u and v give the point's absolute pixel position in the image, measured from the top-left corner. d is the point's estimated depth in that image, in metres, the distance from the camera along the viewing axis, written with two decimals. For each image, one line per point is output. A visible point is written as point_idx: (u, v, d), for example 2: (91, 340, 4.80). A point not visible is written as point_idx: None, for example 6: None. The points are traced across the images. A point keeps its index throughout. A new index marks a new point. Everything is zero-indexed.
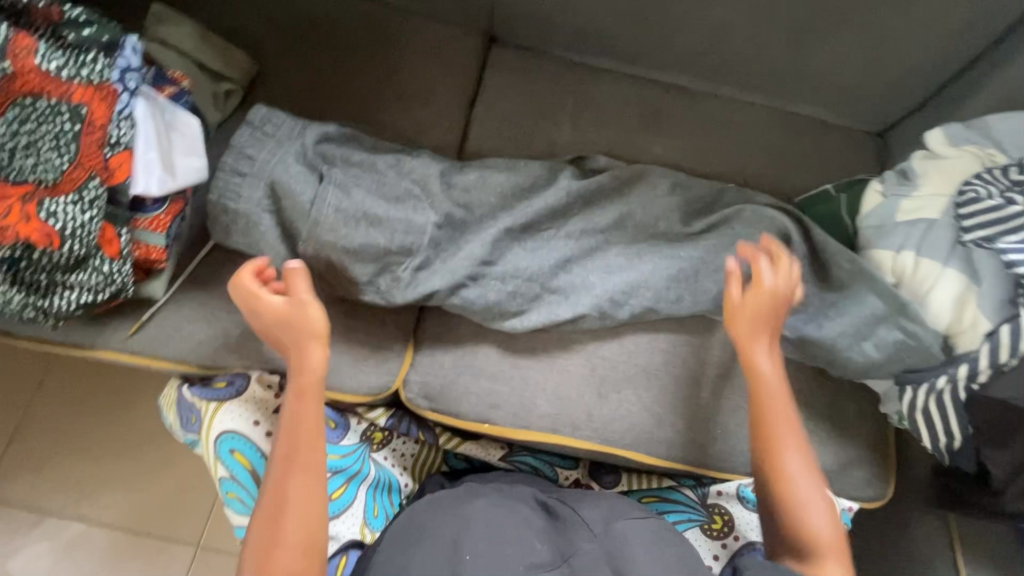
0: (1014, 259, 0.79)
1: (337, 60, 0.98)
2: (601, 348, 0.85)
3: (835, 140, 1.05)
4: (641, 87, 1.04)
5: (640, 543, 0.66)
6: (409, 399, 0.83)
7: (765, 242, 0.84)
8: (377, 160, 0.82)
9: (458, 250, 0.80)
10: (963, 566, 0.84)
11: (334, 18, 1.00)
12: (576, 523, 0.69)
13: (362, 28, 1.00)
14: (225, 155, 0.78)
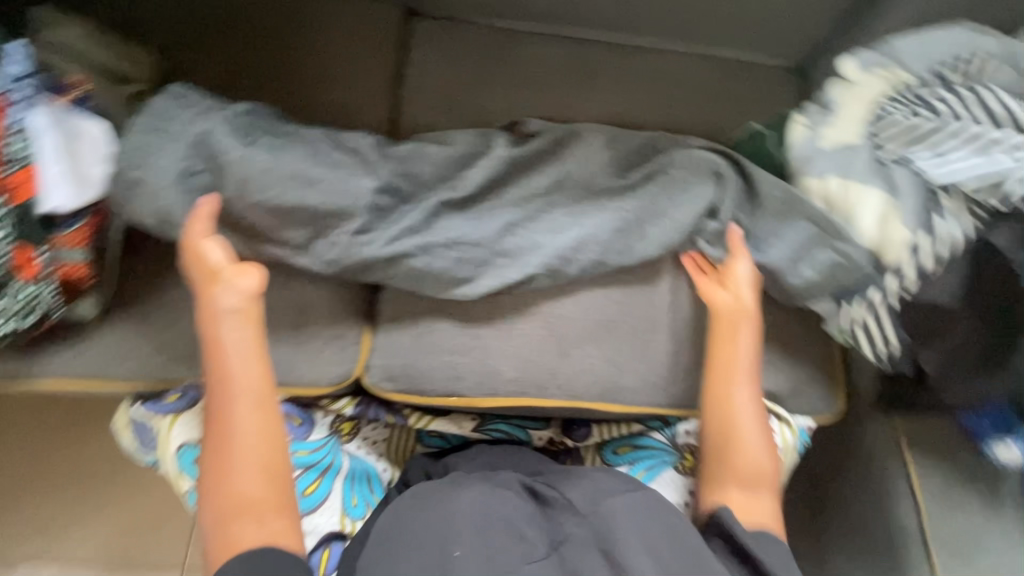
0: (927, 171, 0.83)
1: (250, 48, 0.94)
2: (558, 306, 0.86)
3: (759, 78, 1.08)
4: (568, 44, 1.04)
5: (632, 520, 0.67)
6: (372, 384, 0.83)
7: (702, 186, 0.87)
8: (303, 148, 0.79)
9: (401, 222, 0.79)
10: (911, 459, 0.92)
11: (241, 4, 0.95)
12: (562, 507, 0.71)
13: (273, 13, 0.96)
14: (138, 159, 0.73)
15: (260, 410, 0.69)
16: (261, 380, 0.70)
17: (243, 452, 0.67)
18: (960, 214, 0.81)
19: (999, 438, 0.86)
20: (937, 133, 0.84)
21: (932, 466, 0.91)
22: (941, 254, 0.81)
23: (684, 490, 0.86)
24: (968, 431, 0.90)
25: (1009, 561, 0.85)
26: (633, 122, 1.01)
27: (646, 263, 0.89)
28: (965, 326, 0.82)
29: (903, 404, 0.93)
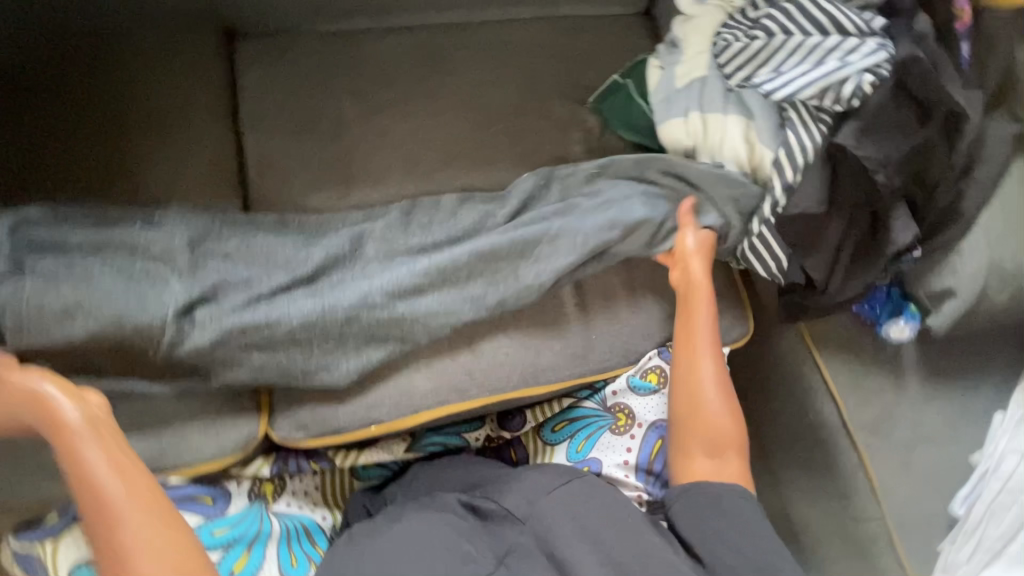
0: (769, 88, 0.86)
1: (55, 112, 0.84)
2: None
3: (607, 27, 1.08)
4: (408, 34, 0.99)
5: (570, 515, 0.68)
6: (283, 437, 0.78)
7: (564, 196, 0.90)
8: (154, 234, 0.77)
9: (258, 298, 0.75)
10: (820, 359, 0.98)
11: (34, 68, 0.85)
12: (501, 516, 0.71)
13: (73, 69, 0.86)
14: None
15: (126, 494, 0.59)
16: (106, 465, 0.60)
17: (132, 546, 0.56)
18: (807, 122, 0.86)
19: (893, 319, 0.94)
20: (771, 50, 0.87)
21: (839, 360, 0.97)
22: (799, 164, 0.85)
23: (621, 451, 0.87)
24: (863, 319, 0.98)
25: (915, 426, 0.94)
26: (493, 100, 0.98)
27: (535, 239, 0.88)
28: (836, 226, 0.87)
29: (800, 311, 0.96)
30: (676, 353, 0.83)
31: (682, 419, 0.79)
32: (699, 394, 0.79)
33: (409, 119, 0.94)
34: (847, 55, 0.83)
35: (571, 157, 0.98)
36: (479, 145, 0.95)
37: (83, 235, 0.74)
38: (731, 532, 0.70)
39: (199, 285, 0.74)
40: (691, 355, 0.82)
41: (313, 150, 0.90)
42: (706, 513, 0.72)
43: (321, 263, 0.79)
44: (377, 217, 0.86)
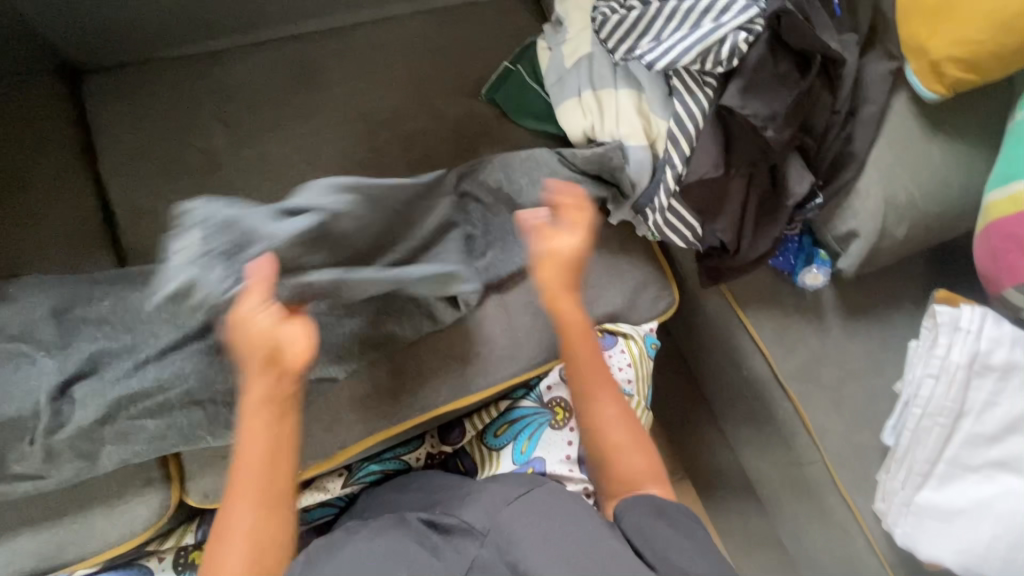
0: (651, 60, 0.83)
1: None
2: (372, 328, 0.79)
3: (490, 13, 1.04)
4: (280, 48, 0.93)
5: (532, 520, 0.65)
6: (199, 502, 0.71)
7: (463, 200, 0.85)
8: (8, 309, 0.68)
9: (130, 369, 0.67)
10: (747, 318, 0.99)
11: None
12: (461, 530, 0.67)
13: None
14: None
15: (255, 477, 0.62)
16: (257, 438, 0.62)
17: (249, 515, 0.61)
18: (693, 89, 0.86)
19: (806, 267, 0.96)
20: (648, 19, 0.85)
21: (766, 315, 0.98)
22: (691, 133, 0.86)
23: (563, 444, 0.86)
24: (780, 271, 0.99)
25: (843, 366, 0.96)
26: (380, 106, 0.94)
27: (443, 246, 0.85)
28: (738, 185, 0.87)
29: (722, 274, 0.96)
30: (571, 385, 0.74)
31: (596, 448, 0.73)
32: (604, 430, 0.72)
33: (293, 140, 0.88)
34: (720, 15, 0.82)
35: (470, 154, 0.95)
36: (373, 156, 0.91)
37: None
38: (685, 543, 0.63)
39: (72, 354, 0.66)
40: (583, 388, 0.73)
41: (189, 187, 0.83)
42: (656, 521, 0.65)
43: None
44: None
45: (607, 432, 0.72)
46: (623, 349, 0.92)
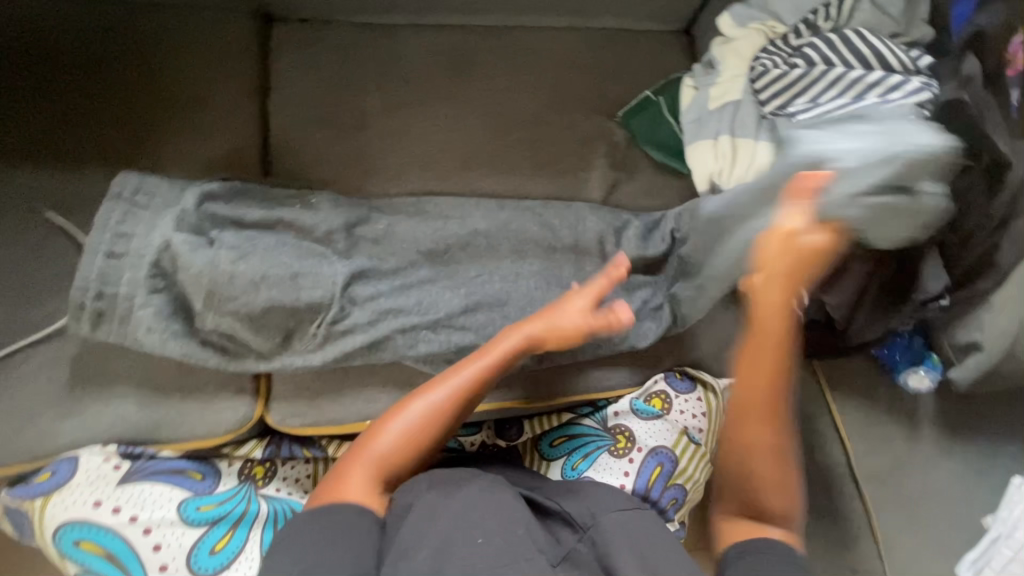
0: (802, 119, 0.84)
1: (90, 76, 0.81)
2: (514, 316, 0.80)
3: (643, 45, 1.06)
4: (443, 33, 0.99)
5: (641, 537, 0.63)
6: (277, 422, 0.76)
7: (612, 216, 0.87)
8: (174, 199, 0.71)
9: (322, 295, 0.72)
10: (833, 402, 0.95)
11: (67, 30, 0.82)
12: (558, 520, 0.66)
13: (102, 35, 0.83)
14: (92, 236, 0.68)
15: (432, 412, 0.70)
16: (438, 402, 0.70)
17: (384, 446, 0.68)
18: None
19: (910, 367, 0.91)
20: (810, 79, 0.85)
21: (852, 403, 0.94)
22: None
23: (618, 474, 0.84)
24: (880, 362, 0.94)
25: (925, 480, 0.90)
26: (521, 107, 0.98)
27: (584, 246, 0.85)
28: (862, 267, 0.82)
29: (815, 348, 0.93)
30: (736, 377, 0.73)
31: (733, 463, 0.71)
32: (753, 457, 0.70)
33: (435, 118, 0.94)
34: (887, 92, 0.80)
35: (595, 169, 0.97)
36: (504, 150, 0.95)
37: (131, 197, 0.70)
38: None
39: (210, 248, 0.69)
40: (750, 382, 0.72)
41: (337, 140, 0.90)
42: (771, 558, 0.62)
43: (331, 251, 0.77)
44: (426, 212, 0.85)
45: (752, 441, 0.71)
46: (699, 398, 0.89)
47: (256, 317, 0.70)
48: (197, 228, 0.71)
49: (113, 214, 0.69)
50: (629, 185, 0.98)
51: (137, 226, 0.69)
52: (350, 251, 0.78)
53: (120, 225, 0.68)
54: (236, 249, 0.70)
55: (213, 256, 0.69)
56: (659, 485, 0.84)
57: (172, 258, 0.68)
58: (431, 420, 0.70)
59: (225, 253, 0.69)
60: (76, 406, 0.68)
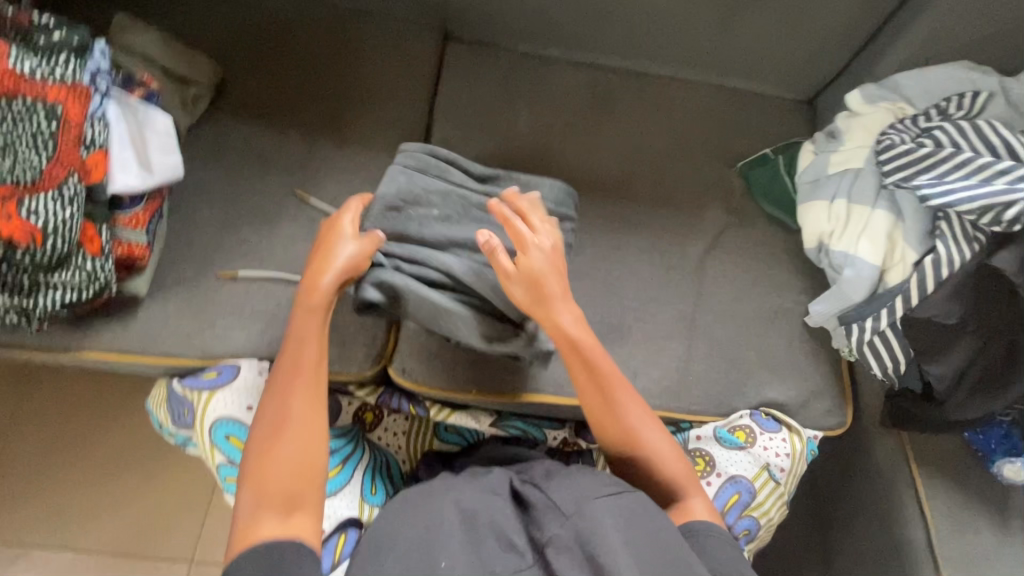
0: (927, 194, 0.87)
1: (304, 58, 0.97)
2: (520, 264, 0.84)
3: (769, 109, 1.15)
4: (591, 71, 1.11)
5: (614, 524, 0.62)
6: (396, 371, 0.86)
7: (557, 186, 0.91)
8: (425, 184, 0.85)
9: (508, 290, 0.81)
10: (919, 478, 0.93)
11: (295, 20, 0.99)
12: (547, 507, 0.66)
13: (318, 27, 1.00)
14: (377, 205, 0.82)
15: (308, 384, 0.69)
16: (299, 408, 0.67)
17: (281, 453, 0.64)
18: (959, 239, 0.87)
19: (1007, 457, 0.88)
20: (938, 158, 0.88)
21: (940, 482, 0.92)
22: (941, 276, 0.87)
23: None
24: (975, 449, 0.93)
25: None
26: (650, 144, 1.07)
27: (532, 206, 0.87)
28: (967, 342, 0.84)
29: (906, 421, 0.93)
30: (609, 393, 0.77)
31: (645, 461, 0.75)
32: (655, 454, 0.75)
33: (572, 141, 1.05)
34: (1016, 182, 0.83)
35: (710, 210, 1.05)
36: (629, 180, 1.04)
37: (400, 178, 0.84)
38: None
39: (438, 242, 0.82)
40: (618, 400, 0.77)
41: (487, 145, 1.02)
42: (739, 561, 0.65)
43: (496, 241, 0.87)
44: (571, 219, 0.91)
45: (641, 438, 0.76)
46: (785, 439, 0.93)
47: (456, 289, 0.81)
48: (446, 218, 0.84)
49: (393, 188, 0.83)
50: (737, 231, 1.04)
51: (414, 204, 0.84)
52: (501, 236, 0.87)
53: (398, 199, 0.83)
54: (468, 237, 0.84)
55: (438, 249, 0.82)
56: (733, 512, 0.89)
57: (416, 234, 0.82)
58: (313, 428, 0.67)
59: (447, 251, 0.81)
60: (249, 320, 0.80)
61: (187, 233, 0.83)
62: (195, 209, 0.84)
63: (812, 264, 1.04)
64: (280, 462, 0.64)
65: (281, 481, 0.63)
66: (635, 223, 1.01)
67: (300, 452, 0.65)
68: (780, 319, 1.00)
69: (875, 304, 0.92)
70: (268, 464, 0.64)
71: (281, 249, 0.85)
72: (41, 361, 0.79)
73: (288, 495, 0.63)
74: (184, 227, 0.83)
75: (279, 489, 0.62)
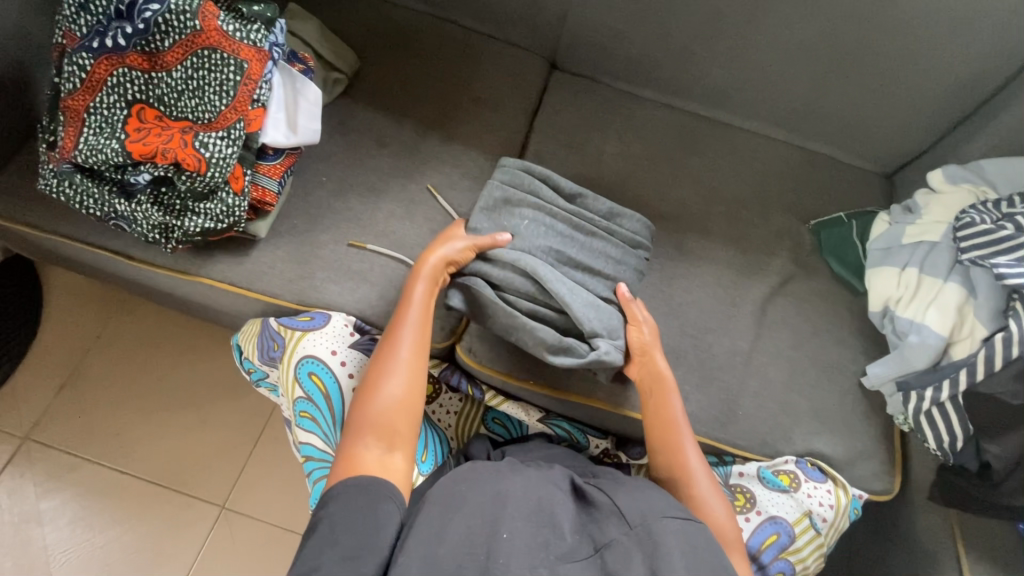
0: (1003, 272, 0.87)
1: (429, 64, 1.09)
2: (593, 283, 0.90)
3: (847, 176, 1.19)
4: (680, 116, 1.19)
5: (678, 545, 0.64)
6: (464, 351, 0.92)
7: (643, 229, 0.96)
8: (519, 188, 0.93)
9: (570, 303, 0.84)
10: (966, 561, 0.89)
11: (426, 32, 1.12)
12: (610, 512, 0.69)
13: (445, 41, 1.12)
14: (479, 204, 0.92)
15: (417, 348, 0.80)
16: (407, 365, 0.78)
17: (385, 402, 0.75)
18: None
19: None
20: (1018, 242, 0.88)
21: (990, 571, 0.88)
22: (1011, 355, 0.85)
23: None
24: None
25: None
26: (727, 188, 1.13)
27: (614, 238, 0.93)
28: None
29: (959, 500, 0.90)
30: (673, 434, 0.83)
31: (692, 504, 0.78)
32: (709, 501, 0.78)
33: (654, 174, 1.12)
34: None
35: (778, 258, 1.08)
36: (702, 217, 1.10)
37: (500, 182, 0.93)
38: None
39: (523, 239, 0.88)
40: (676, 441, 0.82)
41: (575, 164, 1.10)
42: None
43: (581, 252, 0.90)
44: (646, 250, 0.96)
45: (696, 481, 0.80)
46: (829, 491, 0.93)
47: (527, 297, 0.86)
48: (533, 220, 0.90)
49: (493, 192, 0.92)
50: (802, 282, 1.07)
51: (506, 215, 0.91)
52: (584, 249, 0.91)
53: (496, 199, 0.92)
54: (548, 248, 0.88)
55: (523, 247, 0.88)
56: (771, 552, 0.90)
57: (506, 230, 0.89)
58: (416, 388, 0.78)
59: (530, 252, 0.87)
60: (344, 277, 0.89)
61: (307, 193, 0.93)
62: (316, 174, 0.95)
63: (875, 327, 1.05)
64: (381, 408, 0.75)
65: (381, 427, 0.73)
66: (703, 258, 1.06)
67: (404, 406, 0.76)
68: (835, 374, 1.01)
69: (937, 374, 0.92)
70: (376, 407, 0.75)
71: (382, 221, 0.94)
72: (160, 282, 0.89)
73: (383, 439, 0.73)
74: (304, 187, 0.93)
75: (381, 444, 0.72)
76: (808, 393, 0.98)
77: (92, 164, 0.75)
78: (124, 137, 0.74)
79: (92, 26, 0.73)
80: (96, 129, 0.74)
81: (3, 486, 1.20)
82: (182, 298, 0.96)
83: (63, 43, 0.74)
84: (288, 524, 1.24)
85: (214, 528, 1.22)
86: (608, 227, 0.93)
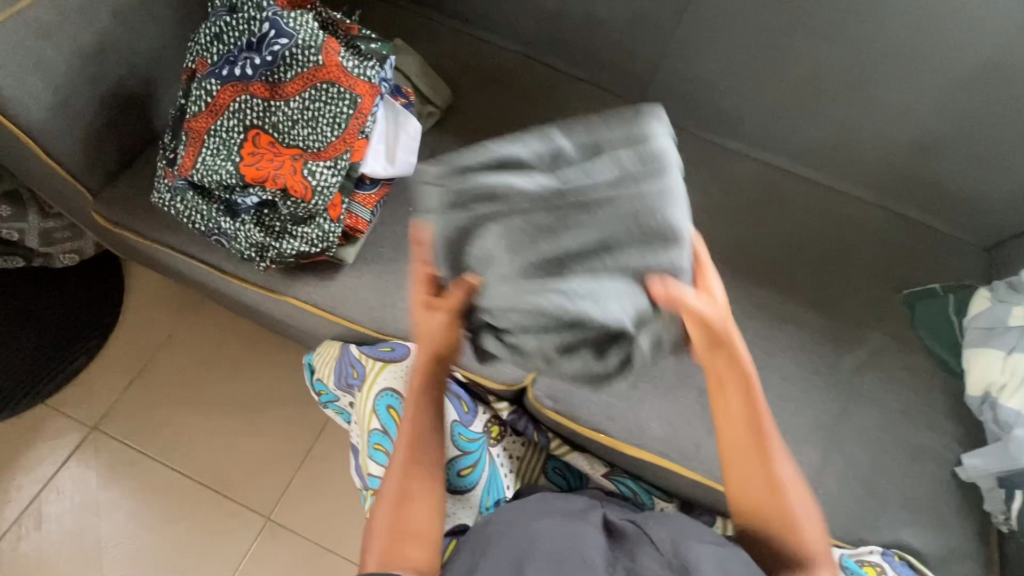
0: None
1: (518, 104, 1.11)
2: (607, 260, 0.60)
3: (943, 247, 1.12)
4: (767, 171, 1.15)
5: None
6: (534, 397, 0.89)
7: (641, 125, 0.62)
8: (488, 161, 0.62)
9: (600, 307, 0.58)
10: None
11: (518, 72, 1.13)
12: (643, 541, 0.65)
13: (535, 82, 1.13)
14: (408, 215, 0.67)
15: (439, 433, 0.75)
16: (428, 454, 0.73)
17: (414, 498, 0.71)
18: None
19: None
20: None
21: None
22: None
23: None
24: None
25: None
26: (813, 250, 1.08)
27: (621, 177, 0.60)
28: None
29: None
30: (733, 434, 0.73)
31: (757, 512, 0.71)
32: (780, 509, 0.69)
33: (737, 228, 1.08)
34: None
35: (866, 329, 1.02)
36: (787, 279, 1.05)
37: (435, 173, 0.64)
38: None
39: (492, 247, 0.61)
40: (733, 439, 0.73)
41: None
42: None
43: (572, 225, 0.60)
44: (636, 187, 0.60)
45: (764, 484, 0.71)
46: None
47: (545, 333, 0.62)
48: (488, 196, 0.61)
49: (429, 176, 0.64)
50: (890, 357, 1.01)
51: (469, 226, 0.62)
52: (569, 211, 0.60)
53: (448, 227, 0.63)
54: (522, 245, 0.60)
55: (493, 253, 0.61)
56: None
57: (482, 238, 0.62)
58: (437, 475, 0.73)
59: (508, 258, 0.61)
60: None
61: (393, 222, 0.94)
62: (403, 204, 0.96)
63: (972, 413, 0.97)
64: (409, 503, 0.70)
65: (412, 527, 0.69)
66: (786, 321, 1.01)
67: (431, 499, 0.71)
68: (927, 460, 0.93)
69: None
70: (403, 505, 0.70)
71: None
72: (247, 297, 0.91)
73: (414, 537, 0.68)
74: (392, 217, 0.94)
75: (416, 544, 0.68)
76: (896, 478, 0.91)
77: (206, 183, 0.78)
78: (239, 160, 0.77)
79: (224, 56, 0.77)
80: (215, 150, 0.77)
81: (68, 472, 1.24)
82: (261, 312, 0.98)
83: (194, 68, 0.79)
84: (330, 545, 1.23)
85: (258, 539, 1.23)
86: (587, 171, 0.61)
